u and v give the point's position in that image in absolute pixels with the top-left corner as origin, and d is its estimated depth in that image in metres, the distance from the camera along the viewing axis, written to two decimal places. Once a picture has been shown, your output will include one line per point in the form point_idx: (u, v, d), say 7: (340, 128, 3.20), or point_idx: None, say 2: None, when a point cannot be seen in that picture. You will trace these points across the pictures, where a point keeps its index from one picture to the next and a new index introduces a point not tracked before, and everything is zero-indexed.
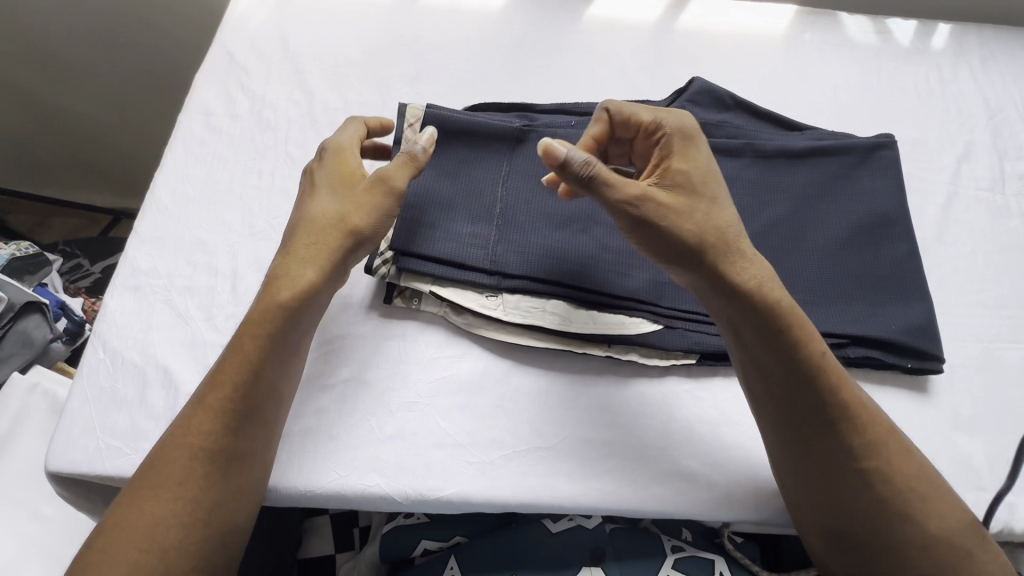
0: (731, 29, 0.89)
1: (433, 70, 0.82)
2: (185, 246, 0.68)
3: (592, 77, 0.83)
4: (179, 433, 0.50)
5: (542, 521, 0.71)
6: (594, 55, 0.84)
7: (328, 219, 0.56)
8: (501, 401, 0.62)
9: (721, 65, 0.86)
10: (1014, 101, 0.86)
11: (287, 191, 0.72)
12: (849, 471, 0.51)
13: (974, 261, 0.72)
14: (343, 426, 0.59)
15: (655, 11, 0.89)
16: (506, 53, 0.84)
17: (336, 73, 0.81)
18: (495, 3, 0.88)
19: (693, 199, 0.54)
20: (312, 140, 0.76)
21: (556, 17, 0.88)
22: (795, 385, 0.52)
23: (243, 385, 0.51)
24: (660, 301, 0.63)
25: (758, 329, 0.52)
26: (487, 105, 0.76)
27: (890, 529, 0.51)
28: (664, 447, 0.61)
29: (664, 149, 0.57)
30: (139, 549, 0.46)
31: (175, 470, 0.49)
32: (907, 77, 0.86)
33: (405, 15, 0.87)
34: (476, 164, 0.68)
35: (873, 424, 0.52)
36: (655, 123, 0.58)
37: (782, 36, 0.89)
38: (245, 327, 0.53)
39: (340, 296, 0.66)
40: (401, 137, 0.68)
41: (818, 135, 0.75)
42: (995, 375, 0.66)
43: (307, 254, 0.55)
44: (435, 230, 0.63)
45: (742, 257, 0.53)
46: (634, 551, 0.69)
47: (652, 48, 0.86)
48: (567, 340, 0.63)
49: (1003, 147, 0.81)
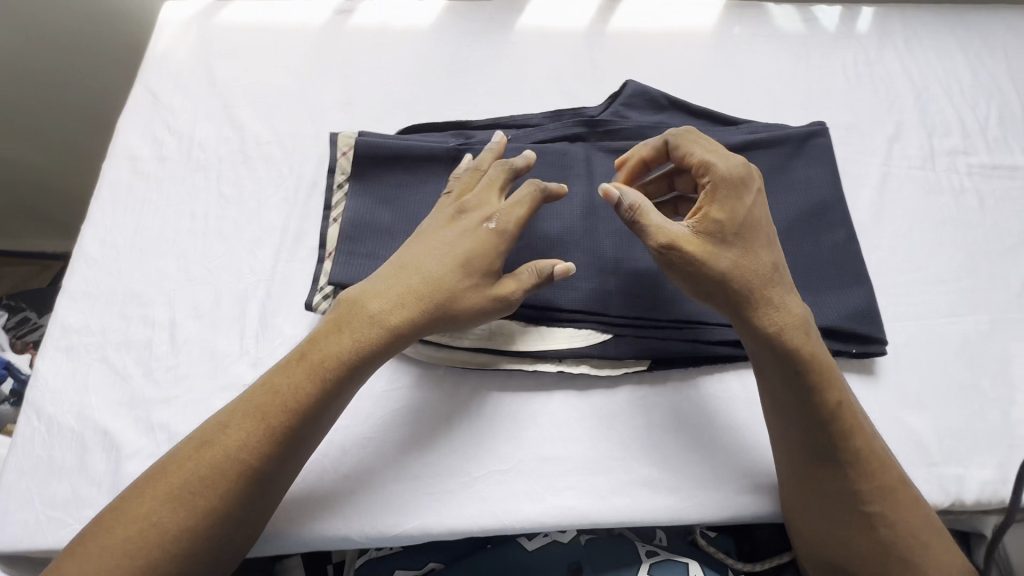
0: (662, 28, 0.89)
1: (367, 92, 0.81)
2: (118, 300, 0.65)
3: (527, 89, 0.82)
4: (233, 440, 0.51)
5: (518, 539, 0.71)
6: (529, 65, 0.84)
7: (445, 279, 0.56)
8: (479, 433, 0.61)
9: (654, 66, 0.86)
10: (939, 77, 0.88)
11: (223, 232, 0.70)
12: (843, 493, 0.54)
13: (910, 240, 0.74)
14: (320, 472, 0.59)
15: (585, 17, 0.89)
16: (439, 70, 0.83)
17: (266, 105, 0.80)
18: (425, 20, 0.88)
19: (723, 243, 0.55)
20: (245, 177, 0.74)
21: (489, 30, 0.87)
22: (797, 409, 0.54)
23: (310, 418, 0.53)
24: (606, 311, 0.63)
25: (775, 365, 0.54)
26: (421, 125, 0.75)
27: (864, 539, 0.53)
28: (623, 456, 0.61)
29: (710, 195, 0.57)
30: (163, 545, 0.48)
31: (219, 480, 0.49)
32: (835, 63, 0.88)
33: (334, 39, 0.86)
34: (414, 189, 0.67)
35: (880, 466, 0.54)
36: (702, 162, 0.58)
37: (712, 31, 0.90)
38: (321, 356, 0.54)
39: (283, 337, 0.64)
40: (335, 166, 0.69)
41: (754, 129, 0.76)
42: (937, 350, 0.67)
43: (407, 313, 0.55)
44: (373, 259, 0.63)
45: (783, 296, 0.56)
46: (610, 560, 0.70)
47: (585, 54, 0.86)
48: (517, 359, 0.63)
49: (932, 124, 0.83)
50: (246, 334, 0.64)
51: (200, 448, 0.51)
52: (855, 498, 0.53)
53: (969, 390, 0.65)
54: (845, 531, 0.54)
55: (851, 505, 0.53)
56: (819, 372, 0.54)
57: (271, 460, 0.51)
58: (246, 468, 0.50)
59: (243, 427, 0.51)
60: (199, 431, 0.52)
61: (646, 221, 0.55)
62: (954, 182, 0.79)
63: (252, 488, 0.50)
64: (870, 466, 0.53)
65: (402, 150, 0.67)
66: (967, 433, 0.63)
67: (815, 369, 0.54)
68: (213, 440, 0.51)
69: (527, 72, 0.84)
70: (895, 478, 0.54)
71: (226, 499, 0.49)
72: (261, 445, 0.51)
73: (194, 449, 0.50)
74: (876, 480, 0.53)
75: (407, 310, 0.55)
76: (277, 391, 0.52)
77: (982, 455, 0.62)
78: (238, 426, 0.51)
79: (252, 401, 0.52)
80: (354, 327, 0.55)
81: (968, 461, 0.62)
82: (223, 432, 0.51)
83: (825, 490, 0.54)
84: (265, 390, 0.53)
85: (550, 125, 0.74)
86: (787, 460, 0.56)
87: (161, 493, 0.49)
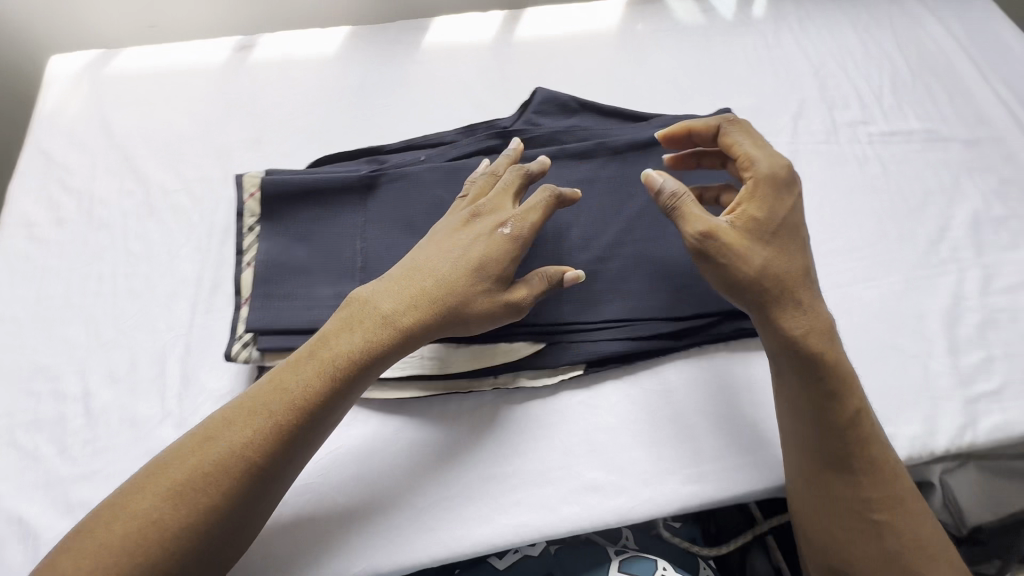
0: (566, 33, 0.91)
1: (275, 127, 0.79)
2: (24, 378, 0.62)
3: (439, 106, 0.82)
4: (240, 437, 0.49)
5: (488, 560, 0.69)
6: (438, 79, 0.84)
7: (460, 274, 0.56)
8: (485, 479, 0.60)
9: (563, 70, 0.87)
10: (834, 52, 0.92)
11: (133, 291, 0.67)
12: (851, 500, 0.55)
13: (822, 212, 0.77)
14: (306, 533, 0.57)
15: (490, 29, 0.90)
16: (348, 97, 0.82)
17: (169, 152, 0.77)
18: (329, 48, 0.87)
19: (762, 239, 0.56)
20: (153, 230, 0.71)
21: (392, 48, 0.86)
22: (811, 416, 0.55)
23: (319, 417, 0.51)
24: (537, 321, 0.63)
25: (797, 365, 0.55)
26: (333, 155, 0.74)
27: (872, 545, 0.54)
28: (568, 464, 0.60)
29: (753, 190, 0.58)
30: (160, 543, 0.45)
31: (225, 479, 0.47)
32: (736, 49, 0.91)
33: (236, 77, 0.84)
34: (328, 222, 0.66)
35: (887, 474, 0.55)
36: (744, 157, 0.60)
37: (616, 31, 0.92)
38: (332, 351, 0.53)
39: (206, 392, 0.61)
40: (243, 208, 0.66)
41: (665, 121, 0.77)
42: (858, 316, 0.70)
43: (422, 313, 0.55)
44: (292, 300, 0.62)
45: (812, 296, 0.57)
46: (579, 565, 0.68)
47: (492, 63, 0.86)
48: (453, 382, 0.62)
49: (832, 98, 0.87)
50: (167, 395, 0.61)
51: (203, 443, 0.49)
52: (863, 503, 0.55)
53: (891, 351, 0.68)
54: (851, 536, 0.55)
55: (857, 509, 0.55)
56: (842, 384, 0.55)
57: (278, 459, 0.49)
58: (251, 466, 0.48)
59: (254, 424, 0.49)
60: (204, 426, 0.50)
61: (688, 210, 0.57)
62: (858, 152, 0.82)
63: (254, 487, 0.48)
64: (877, 473, 0.55)
65: (312, 184, 0.66)
66: (893, 392, 0.66)
67: (832, 370, 0.55)
68: (219, 438, 0.49)
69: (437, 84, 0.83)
70: (901, 489, 0.55)
71: (225, 501, 0.47)
72: (267, 448, 0.49)
73: (200, 444, 0.48)
74: (888, 490, 0.55)
75: (421, 313, 0.55)
76: (288, 387, 0.51)
77: (910, 411, 0.65)
78: (246, 420, 0.49)
79: (260, 398, 0.51)
80: (365, 321, 0.54)
81: (897, 419, 0.64)
82: (230, 430, 0.49)
83: (836, 496, 0.55)
84: (276, 383, 0.51)
85: (463, 141, 0.73)
86: (796, 467, 0.57)
87: (161, 490, 0.46)
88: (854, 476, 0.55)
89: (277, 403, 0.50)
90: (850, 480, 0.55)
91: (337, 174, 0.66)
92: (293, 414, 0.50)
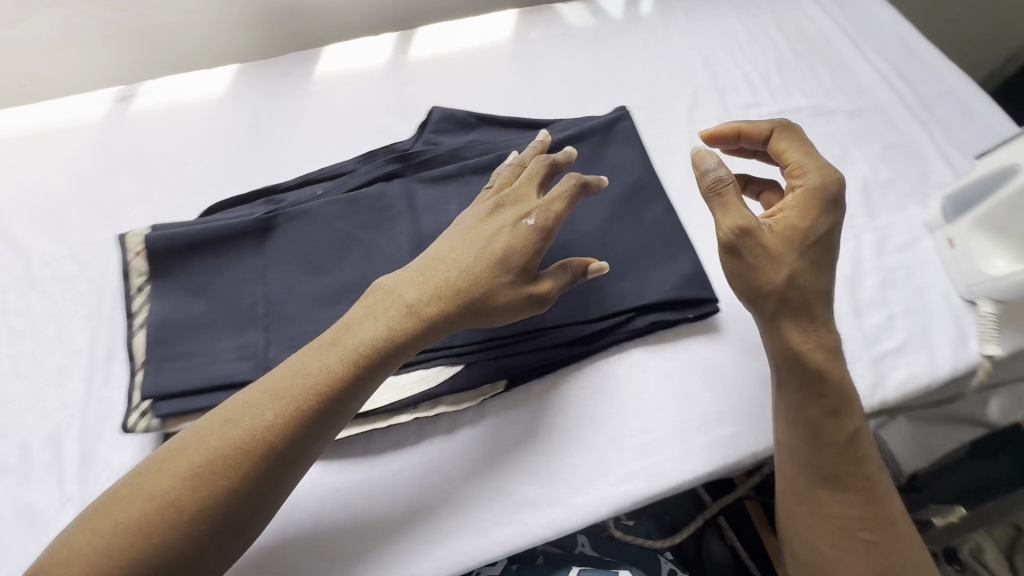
0: (461, 47, 0.91)
1: (165, 177, 0.76)
2: None
3: (336, 136, 0.80)
4: (258, 422, 0.47)
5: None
6: (332, 110, 0.82)
7: (490, 258, 0.55)
8: (478, 516, 0.58)
9: (461, 85, 0.87)
10: (721, 41, 0.95)
11: (18, 371, 0.62)
12: (844, 518, 0.55)
13: None
14: None
15: (382, 52, 0.89)
16: (240, 137, 0.80)
17: (50, 217, 0.72)
18: (217, 88, 0.84)
19: (796, 248, 0.54)
20: (36, 302, 0.66)
21: (284, 85, 0.84)
22: (806, 430, 0.55)
23: (337, 408, 0.49)
24: (451, 344, 0.61)
25: (797, 382, 0.55)
26: (226, 202, 0.71)
27: (862, 565, 0.54)
28: (499, 484, 0.60)
29: (798, 199, 0.56)
30: (173, 527, 0.43)
31: (244, 466, 0.45)
32: (628, 47, 0.93)
33: (118, 129, 0.80)
34: (223, 272, 0.63)
35: (877, 494, 0.55)
36: (794, 166, 0.58)
37: (509, 41, 0.92)
38: (357, 335, 0.52)
39: (109, 469, 0.57)
40: (129, 269, 0.63)
41: (562, 128, 0.78)
42: None
43: (455, 302, 0.54)
44: (190, 359, 0.59)
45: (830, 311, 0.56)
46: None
47: (386, 86, 0.85)
48: (372, 418, 0.61)
49: (722, 85, 0.90)
50: (65, 479, 0.57)
51: (221, 426, 0.47)
52: (855, 521, 0.55)
53: None
54: (842, 556, 0.54)
55: (849, 528, 0.54)
56: (845, 402, 0.55)
57: (293, 449, 0.47)
58: (271, 451, 0.46)
59: (282, 411, 0.48)
60: (225, 407, 0.48)
61: (729, 201, 0.54)
62: None
63: (266, 477, 0.46)
64: (870, 492, 0.55)
65: (200, 235, 0.63)
66: None
67: (835, 387, 0.55)
68: (252, 424, 0.47)
69: (333, 117, 0.82)
70: (891, 509, 0.55)
71: (234, 496, 0.45)
72: (286, 449, 0.47)
73: (228, 428, 0.47)
74: (881, 510, 0.55)
75: (447, 302, 0.54)
76: (321, 373, 0.49)
77: None
78: (277, 402, 0.48)
79: (277, 385, 0.49)
80: (395, 301, 0.54)
81: None
82: (254, 414, 0.47)
83: (830, 515, 0.55)
84: (305, 370, 0.49)
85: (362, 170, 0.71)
86: (790, 482, 0.57)
87: (178, 472, 0.45)
88: (846, 492, 0.55)
89: (317, 391, 0.48)
90: (844, 498, 0.55)
91: (227, 222, 0.64)
92: (326, 405, 0.49)
